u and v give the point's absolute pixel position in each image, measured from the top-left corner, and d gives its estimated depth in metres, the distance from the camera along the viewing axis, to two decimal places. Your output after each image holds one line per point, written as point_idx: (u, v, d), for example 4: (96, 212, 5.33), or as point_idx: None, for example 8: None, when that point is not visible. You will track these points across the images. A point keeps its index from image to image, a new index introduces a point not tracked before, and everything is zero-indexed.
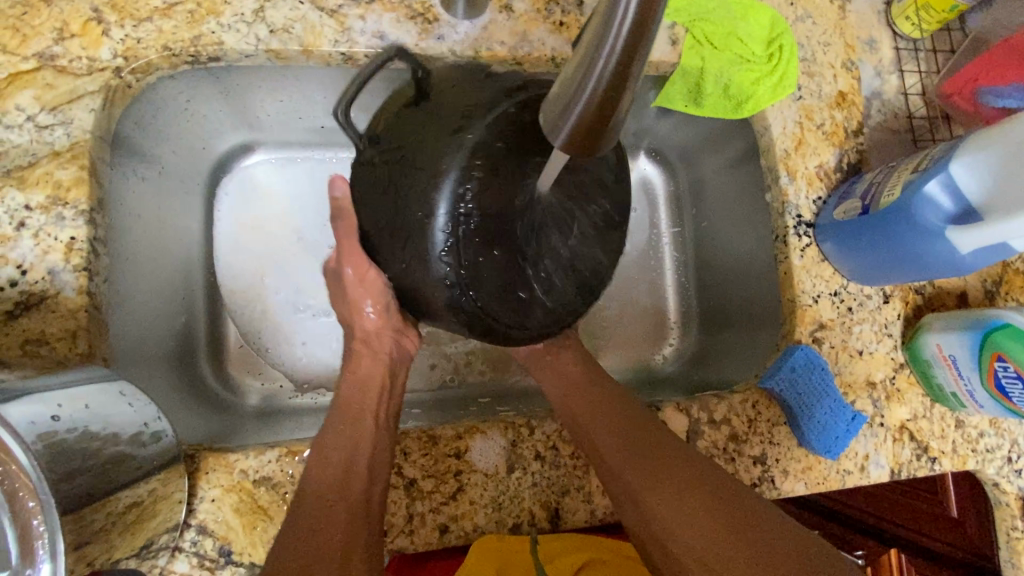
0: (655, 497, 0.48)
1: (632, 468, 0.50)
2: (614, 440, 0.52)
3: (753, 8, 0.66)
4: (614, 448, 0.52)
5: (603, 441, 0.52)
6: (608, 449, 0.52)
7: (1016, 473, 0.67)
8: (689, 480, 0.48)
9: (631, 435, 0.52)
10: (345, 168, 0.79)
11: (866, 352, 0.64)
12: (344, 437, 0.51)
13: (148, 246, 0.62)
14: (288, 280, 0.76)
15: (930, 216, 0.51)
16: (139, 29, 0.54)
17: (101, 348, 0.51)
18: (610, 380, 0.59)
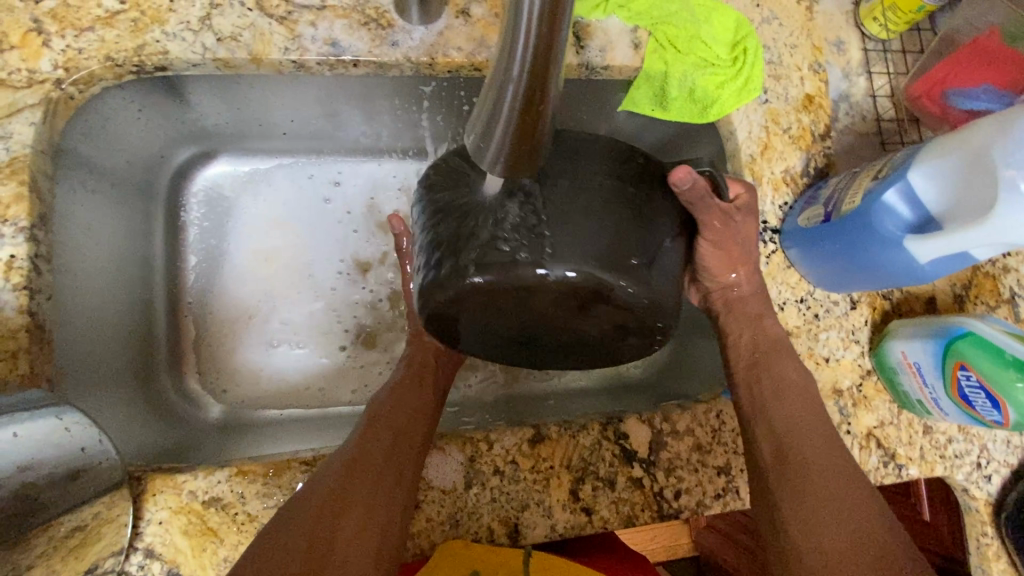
0: (794, 503, 0.51)
1: (799, 474, 0.53)
2: (795, 442, 0.54)
3: (718, 10, 0.65)
4: (785, 449, 0.54)
5: (775, 444, 0.55)
6: (781, 450, 0.54)
7: (985, 478, 0.66)
8: (847, 506, 0.50)
9: (797, 444, 0.55)
10: (325, 178, 0.79)
11: (832, 359, 0.64)
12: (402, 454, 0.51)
13: (100, 260, 0.61)
14: (291, 303, 0.76)
15: (890, 226, 0.50)
16: (80, 39, 0.52)
17: (45, 367, 0.50)
18: (795, 370, 0.59)
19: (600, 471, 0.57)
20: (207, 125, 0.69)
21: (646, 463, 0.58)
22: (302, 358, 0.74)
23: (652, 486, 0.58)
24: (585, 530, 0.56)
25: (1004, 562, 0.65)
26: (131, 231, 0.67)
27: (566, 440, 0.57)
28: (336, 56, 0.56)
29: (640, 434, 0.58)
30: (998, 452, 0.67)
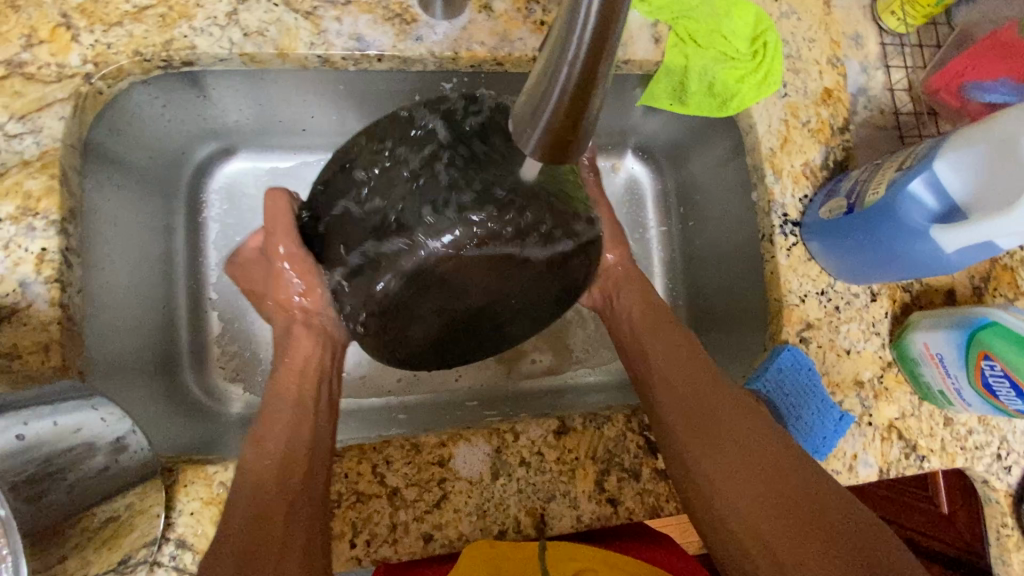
0: (706, 456, 0.53)
1: (697, 432, 0.54)
2: (685, 401, 0.56)
3: (737, 4, 0.65)
4: (682, 410, 0.55)
5: (673, 404, 0.56)
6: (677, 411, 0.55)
7: (1005, 470, 0.66)
8: (742, 449, 0.52)
9: (682, 393, 0.56)
10: None
11: (853, 351, 0.64)
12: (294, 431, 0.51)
13: (124, 255, 0.61)
14: None
15: (915, 217, 0.50)
16: (109, 34, 0.52)
17: (76, 360, 0.50)
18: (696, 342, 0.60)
19: (625, 462, 0.57)
20: (228, 121, 0.69)
21: None
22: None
23: None
24: (611, 521, 0.56)
25: None
26: (153, 226, 0.67)
27: (591, 431, 0.57)
28: (361, 51, 0.57)
29: None
30: (1018, 443, 0.67)
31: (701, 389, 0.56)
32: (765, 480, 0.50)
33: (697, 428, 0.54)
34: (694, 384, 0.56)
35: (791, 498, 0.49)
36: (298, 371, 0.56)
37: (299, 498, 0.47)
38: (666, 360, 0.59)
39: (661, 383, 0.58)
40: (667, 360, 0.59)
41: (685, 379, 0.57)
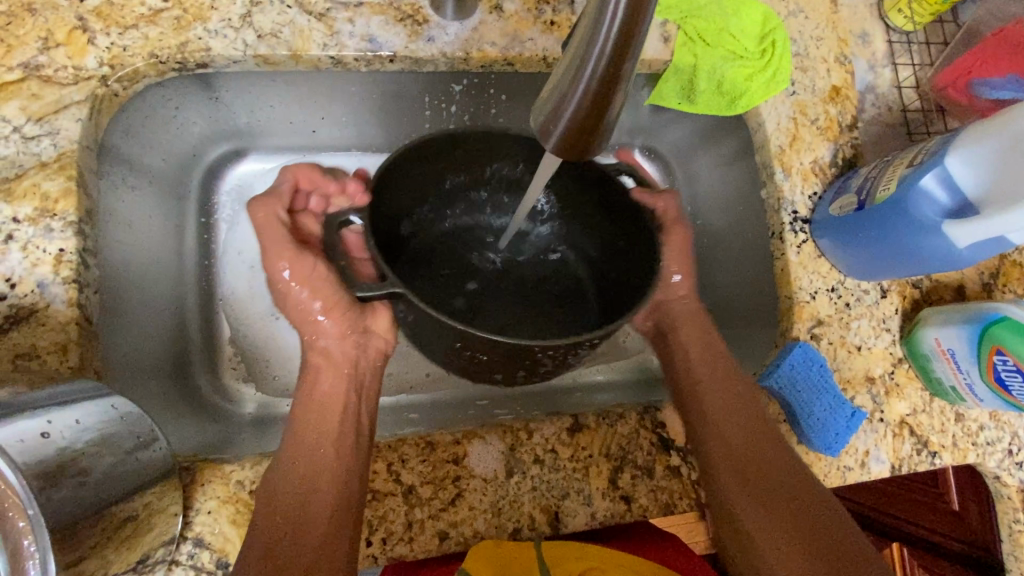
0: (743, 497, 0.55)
1: (728, 471, 0.56)
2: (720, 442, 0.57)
3: (745, 3, 0.66)
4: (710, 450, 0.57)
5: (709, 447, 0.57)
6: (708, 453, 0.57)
7: (1017, 465, 0.66)
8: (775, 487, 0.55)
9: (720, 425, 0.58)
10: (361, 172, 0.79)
11: (864, 348, 0.64)
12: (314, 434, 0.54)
13: (138, 257, 0.61)
14: None
15: (927, 212, 0.51)
16: (125, 36, 0.53)
17: (93, 360, 0.50)
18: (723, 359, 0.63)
19: (638, 459, 0.57)
20: (239, 122, 0.70)
21: (683, 451, 0.59)
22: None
23: (690, 474, 0.58)
24: (625, 518, 0.56)
25: None
26: (165, 227, 0.67)
27: (603, 428, 0.57)
28: (373, 52, 0.57)
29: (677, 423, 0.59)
30: None
31: (743, 436, 0.57)
32: (795, 520, 0.53)
33: (729, 455, 0.56)
34: (739, 431, 0.58)
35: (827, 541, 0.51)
36: (337, 371, 0.59)
37: (325, 494, 0.50)
38: (717, 407, 0.59)
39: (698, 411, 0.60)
40: (721, 407, 0.59)
41: (735, 428, 0.58)
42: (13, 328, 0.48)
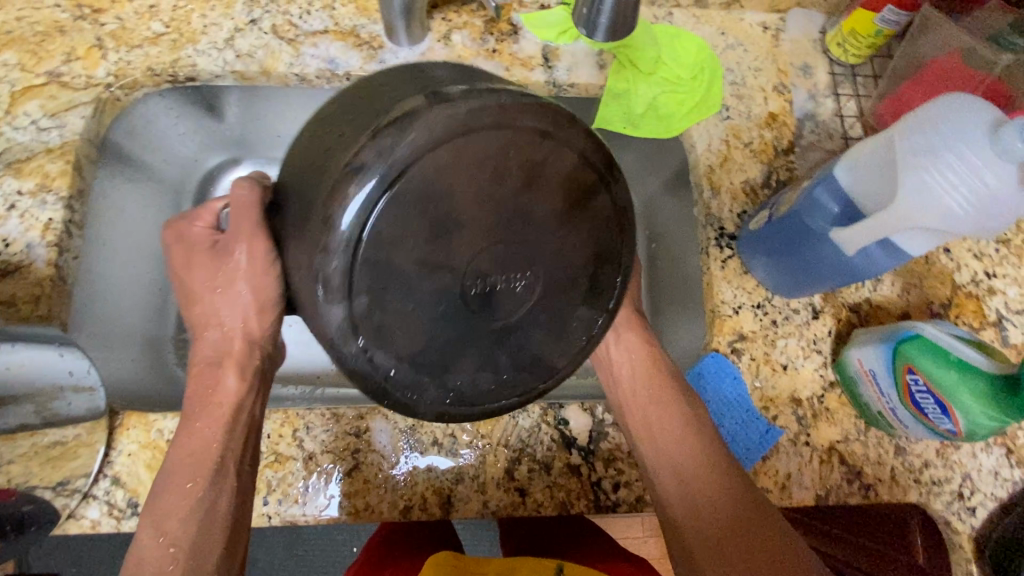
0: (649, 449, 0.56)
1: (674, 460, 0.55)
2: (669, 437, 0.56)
3: (679, 36, 0.70)
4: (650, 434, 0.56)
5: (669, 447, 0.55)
6: (677, 454, 0.55)
7: (969, 511, 0.61)
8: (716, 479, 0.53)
9: (643, 431, 0.57)
10: None
11: (791, 367, 0.63)
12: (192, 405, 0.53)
13: (126, 235, 0.69)
14: None
15: (819, 223, 0.52)
16: (130, 53, 0.64)
17: (61, 313, 0.59)
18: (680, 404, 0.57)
19: (537, 453, 0.58)
20: (262, 146, 0.78)
21: (585, 451, 0.59)
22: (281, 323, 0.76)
23: (590, 475, 0.58)
24: (517, 511, 0.57)
25: None
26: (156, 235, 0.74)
27: (506, 419, 0.59)
28: (332, 71, 0.66)
29: (580, 421, 0.60)
30: (985, 483, 0.61)
31: (708, 481, 0.53)
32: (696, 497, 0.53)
33: (646, 433, 0.56)
34: (706, 477, 0.53)
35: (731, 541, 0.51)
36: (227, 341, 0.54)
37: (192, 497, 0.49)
38: (679, 440, 0.55)
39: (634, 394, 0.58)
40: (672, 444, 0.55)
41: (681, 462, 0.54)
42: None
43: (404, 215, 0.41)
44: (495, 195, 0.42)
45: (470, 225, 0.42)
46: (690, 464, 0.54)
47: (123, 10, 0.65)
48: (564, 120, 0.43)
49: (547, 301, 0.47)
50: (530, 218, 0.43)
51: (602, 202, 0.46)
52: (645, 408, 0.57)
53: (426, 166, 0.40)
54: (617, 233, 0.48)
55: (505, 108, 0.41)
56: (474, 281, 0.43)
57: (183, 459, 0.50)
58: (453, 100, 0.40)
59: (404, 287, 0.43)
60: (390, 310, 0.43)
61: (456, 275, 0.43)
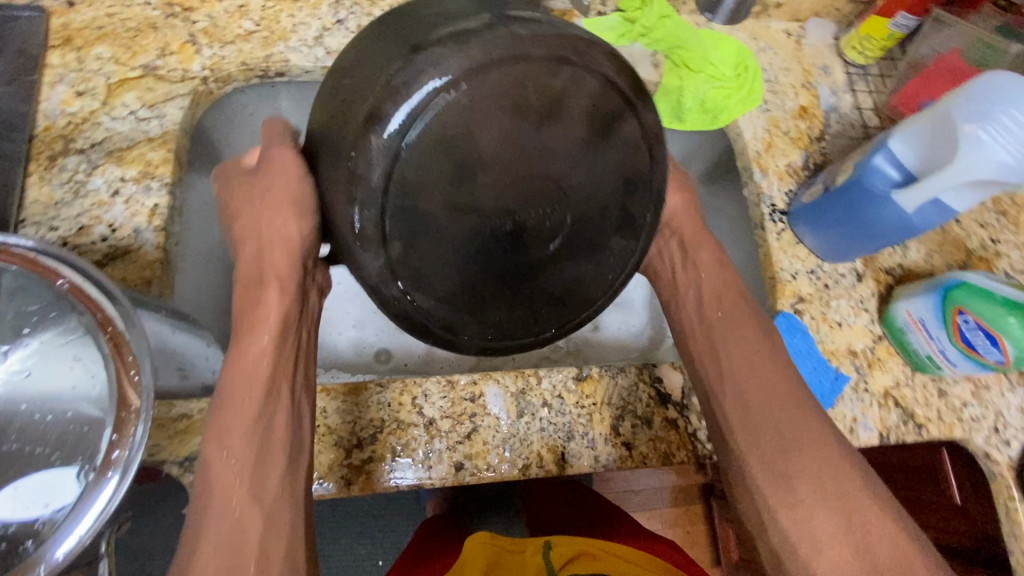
0: (746, 411, 0.58)
1: (771, 425, 0.57)
2: (770, 406, 0.58)
3: (722, 39, 0.80)
4: (754, 399, 0.58)
5: (766, 414, 0.58)
6: (773, 420, 0.57)
7: (1005, 443, 0.69)
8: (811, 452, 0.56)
9: (747, 393, 0.59)
10: None
11: (845, 324, 0.71)
12: (245, 389, 0.52)
13: (197, 235, 0.68)
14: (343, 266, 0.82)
15: (880, 186, 0.60)
16: (224, 49, 0.67)
17: (169, 295, 0.59)
18: (780, 367, 0.60)
19: (638, 410, 0.63)
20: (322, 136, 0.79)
21: (680, 406, 0.64)
22: (368, 321, 0.79)
23: (687, 427, 0.63)
24: (626, 463, 0.61)
25: None
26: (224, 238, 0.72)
27: (606, 379, 0.63)
28: None
29: (674, 379, 0.65)
30: (1014, 419, 0.70)
31: (785, 428, 0.57)
32: (775, 459, 0.56)
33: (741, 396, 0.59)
34: (783, 424, 0.57)
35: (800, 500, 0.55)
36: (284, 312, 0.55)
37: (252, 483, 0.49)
38: (775, 405, 0.58)
39: (731, 358, 0.60)
40: (771, 410, 0.58)
41: (776, 427, 0.57)
42: (110, 263, 0.58)
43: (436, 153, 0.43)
44: (517, 128, 0.44)
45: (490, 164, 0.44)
46: (781, 428, 0.57)
47: (213, 9, 0.68)
48: (583, 46, 0.44)
49: (580, 235, 0.51)
50: (553, 148, 0.46)
51: (629, 126, 0.49)
52: (742, 371, 0.60)
53: (444, 114, 0.42)
54: (648, 160, 0.51)
55: (519, 38, 0.42)
56: (500, 218, 0.47)
57: (236, 378, 0.52)
58: (469, 41, 0.42)
59: (430, 230, 0.46)
60: (424, 252, 0.47)
61: (483, 216, 0.46)
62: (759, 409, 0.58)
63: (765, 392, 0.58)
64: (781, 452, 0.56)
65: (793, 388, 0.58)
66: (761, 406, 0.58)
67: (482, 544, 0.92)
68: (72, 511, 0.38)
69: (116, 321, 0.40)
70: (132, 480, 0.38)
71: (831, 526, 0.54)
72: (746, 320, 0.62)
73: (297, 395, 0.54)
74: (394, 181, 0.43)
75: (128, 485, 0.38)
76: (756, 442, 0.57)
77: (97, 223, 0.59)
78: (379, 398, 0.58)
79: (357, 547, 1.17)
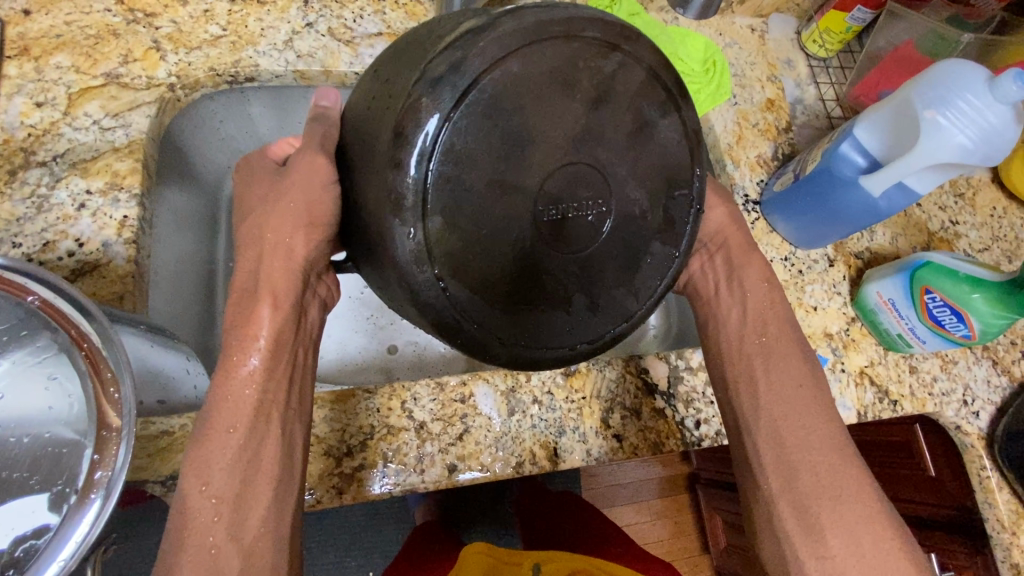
0: (764, 425, 0.60)
1: (789, 442, 0.58)
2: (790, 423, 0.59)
3: (688, 35, 0.82)
4: (773, 414, 0.60)
5: (786, 431, 0.59)
6: (791, 437, 0.59)
7: (974, 414, 0.73)
8: (831, 468, 0.57)
9: (770, 407, 0.60)
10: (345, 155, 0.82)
11: (820, 307, 0.73)
12: (240, 410, 0.50)
13: (165, 247, 0.66)
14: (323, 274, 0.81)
15: (848, 172, 0.62)
16: (190, 55, 0.65)
17: (142, 310, 0.57)
18: (796, 380, 0.61)
19: (626, 402, 0.63)
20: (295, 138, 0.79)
21: (667, 395, 0.65)
22: (350, 339, 0.79)
23: (674, 415, 0.64)
24: (617, 455, 0.62)
25: (1007, 493, 0.71)
26: (197, 246, 0.72)
27: (594, 373, 0.64)
28: None
29: (659, 368, 0.66)
30: (981, 390, 0.74)
31: (816, 448, 0.58)
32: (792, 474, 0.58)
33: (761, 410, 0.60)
34: (814, 444, 0.58)
35: (814, 513, 0.56)
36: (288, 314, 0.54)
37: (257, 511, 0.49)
38: (792, 421, 0.59)
39: (747, 368, 0.62)
40: (791, 428, 0.59)
41: (794, 443, 0.58)
42: (78, 279, 0.55)
43: (479, 127, 0.43)
44: (568, 109, 0.45)
45: (539, 141, 0.44)
46: (799, 443, 0.58)
47: (178, 13, 0.66)
48: (629, 34, 0.48)
49: (622, 231, 0.49)
50: (603, 133, 0.47)
51: (671, 122, 0.51)
52: (762, 385, 0.61)
53: (498, 83, 0.43)
54: (689, 157, 0.52)
55: (572, 22, 0.45)
56: (548, 204, 0.45)
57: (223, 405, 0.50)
58: (521, 15, 0.44)
59: (476, 214, 0.44)
60: (466, 232, 0.44)
61: (531, 200, 0.45)
62: (777, 425, 0.59)
63: (782, 408, 0.60)
64: (798, 468, 0.57)
65: (796, 389, 0.60)
66: (779, 422, 0.59)
67: (478, 555, 0.94)
68: (56, 536, 0.37)
69: (92, 337, 0.39)
70: (116, 502, 0.37)
71: (847, 543, 0.54)
72: (750, 329, 0.64)
73: (288, 407, 0.53)
74: (441, 152, 0.43)
75: (111, 508, 0.37)
76: (777, 456, 0.58)
77: (63, 237, 0.56)
78: (367, 404, 0.58)
79: (347, 560, 1.15)
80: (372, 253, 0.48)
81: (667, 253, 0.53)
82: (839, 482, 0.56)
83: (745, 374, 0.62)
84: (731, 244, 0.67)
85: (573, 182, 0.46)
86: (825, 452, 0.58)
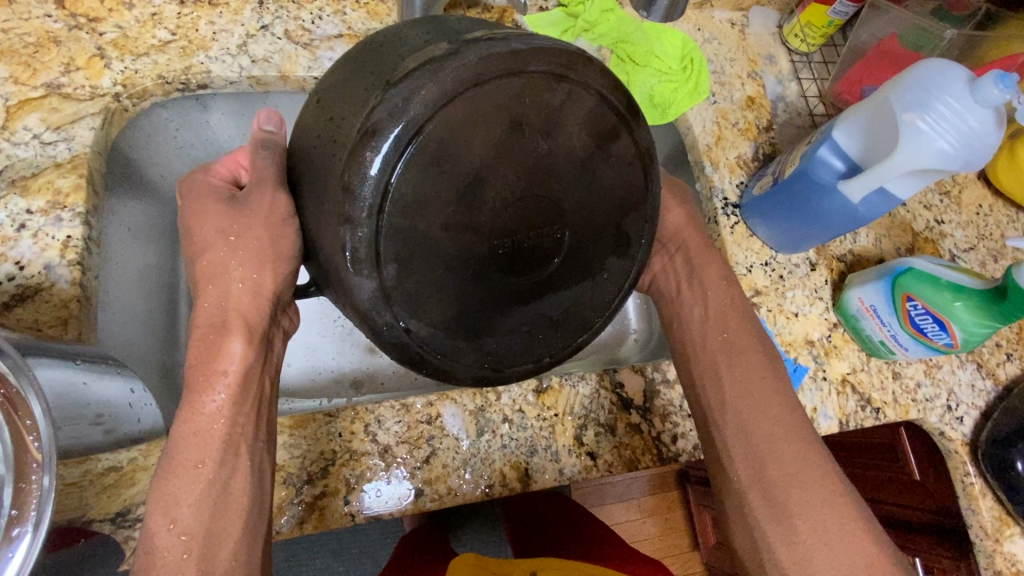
0: (747, 446, 0.57)
1: (773, 463, 0.56)
2: (777, 445, 0.57)
3: (666, 31, 0.79)
4: (759, 435, 0.57)
5: (773, 452, 0.56)
6: (776, 459, 0.56)
7: (958, 420, 0.71)
8: (820, 494, 0.55)
9: (753, 428, 0.57)
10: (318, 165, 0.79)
11: (801, 314, 0.71)
12: (194, 447, 0.48)
13: (120, 264, 0.62)
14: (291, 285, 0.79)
15: (827, 177, 0.60)
16: (137, 62, 0.62)
17: (89, 335, 0.55)
18: (777, 397, 0.58)
19: (601, 418, 0.61)
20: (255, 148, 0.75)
21: (643, 410, 0.63)
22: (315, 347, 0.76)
23: (650, 430, 0.62)
24: (591, 474, 0.60)
25: (991, 499, 0.70)
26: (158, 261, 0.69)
27: (567, 389, 0.62)
28: None
29: (634, 382, 0.64)
30: (965, 395, 0.72)
31: (801, 478, 0.55)
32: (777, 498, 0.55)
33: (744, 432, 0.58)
34: (803, 475, 0.55)
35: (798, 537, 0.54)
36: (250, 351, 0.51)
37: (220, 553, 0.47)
38: (775, 441, 0.57)
39: (726, 383, 0.59)
40: (775, 450, 0.56)
41: (780, 466, 0.56)
42: (18, 305, 0.53)
43: (425, 174, 0.41)
44: (517, 151, 0.42)
45: (492, 180, 0.42)
46: (785, 466, 0.56)
47: (123, 18, 0.62)
48: (579, 62, 0.44)
49: (578, 255, 0.48)
50: (553, 166, 0.44)
51: (622, 145, 0.48)
52: (742, 403, 0.58)
53: (443, 126, 0.40)
54: (641, 178, 0.50)
55: (517, 55, 0.41)
56: (501, 238, 0.44)
57: (188, 439, 0.48)
58: (462, 65, 0.39)
59: (430, 250, 0.43)
60: (421, 275, 0.43)
61: (485, 246, 0.44)
62: (762, 446, 0.57)
63: (770, 429, 0.57)
64: (783, 492, 0.55)
65: (773, 404, 0.58)
66: (763, 445, 0.57)
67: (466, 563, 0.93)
68: None
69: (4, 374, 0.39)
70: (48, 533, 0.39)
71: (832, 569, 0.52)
72: (731, 346, 0.61)
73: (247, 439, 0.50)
74: (390, 202, 0.41)
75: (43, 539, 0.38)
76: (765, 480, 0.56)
77: (3, 260, 0.54)
78: (329, 428, 0.55)
79: (332, 568, 1.14)
80: (322, 277, 0.45)
81: (620, 271, 0.52)
82: (828, 505, 0.54)
83: (727, 393, 0.59)
84: (689, 247, 0.66)
85: (528, 217, 0.44)
86: (812, 475, 0.55)
